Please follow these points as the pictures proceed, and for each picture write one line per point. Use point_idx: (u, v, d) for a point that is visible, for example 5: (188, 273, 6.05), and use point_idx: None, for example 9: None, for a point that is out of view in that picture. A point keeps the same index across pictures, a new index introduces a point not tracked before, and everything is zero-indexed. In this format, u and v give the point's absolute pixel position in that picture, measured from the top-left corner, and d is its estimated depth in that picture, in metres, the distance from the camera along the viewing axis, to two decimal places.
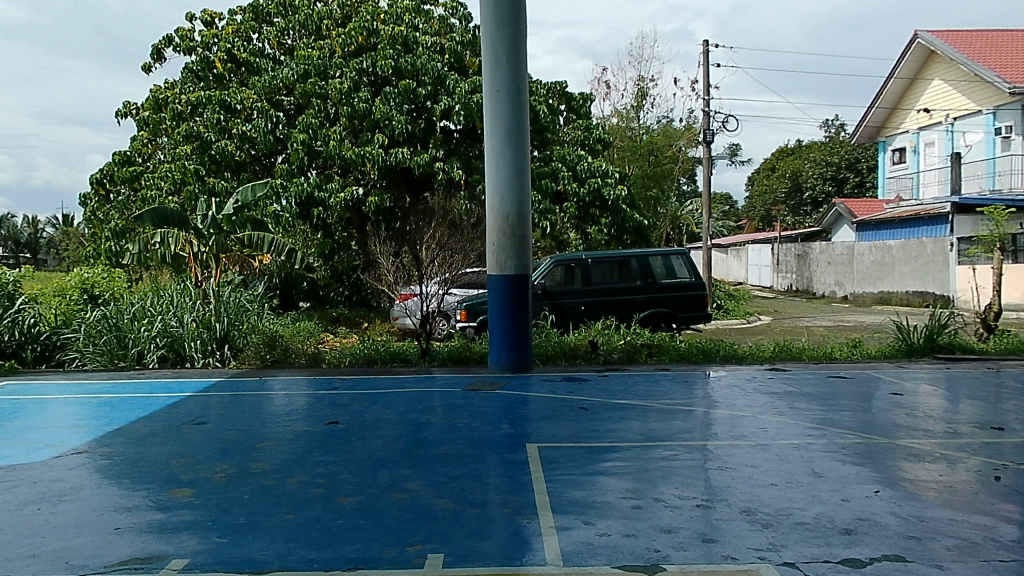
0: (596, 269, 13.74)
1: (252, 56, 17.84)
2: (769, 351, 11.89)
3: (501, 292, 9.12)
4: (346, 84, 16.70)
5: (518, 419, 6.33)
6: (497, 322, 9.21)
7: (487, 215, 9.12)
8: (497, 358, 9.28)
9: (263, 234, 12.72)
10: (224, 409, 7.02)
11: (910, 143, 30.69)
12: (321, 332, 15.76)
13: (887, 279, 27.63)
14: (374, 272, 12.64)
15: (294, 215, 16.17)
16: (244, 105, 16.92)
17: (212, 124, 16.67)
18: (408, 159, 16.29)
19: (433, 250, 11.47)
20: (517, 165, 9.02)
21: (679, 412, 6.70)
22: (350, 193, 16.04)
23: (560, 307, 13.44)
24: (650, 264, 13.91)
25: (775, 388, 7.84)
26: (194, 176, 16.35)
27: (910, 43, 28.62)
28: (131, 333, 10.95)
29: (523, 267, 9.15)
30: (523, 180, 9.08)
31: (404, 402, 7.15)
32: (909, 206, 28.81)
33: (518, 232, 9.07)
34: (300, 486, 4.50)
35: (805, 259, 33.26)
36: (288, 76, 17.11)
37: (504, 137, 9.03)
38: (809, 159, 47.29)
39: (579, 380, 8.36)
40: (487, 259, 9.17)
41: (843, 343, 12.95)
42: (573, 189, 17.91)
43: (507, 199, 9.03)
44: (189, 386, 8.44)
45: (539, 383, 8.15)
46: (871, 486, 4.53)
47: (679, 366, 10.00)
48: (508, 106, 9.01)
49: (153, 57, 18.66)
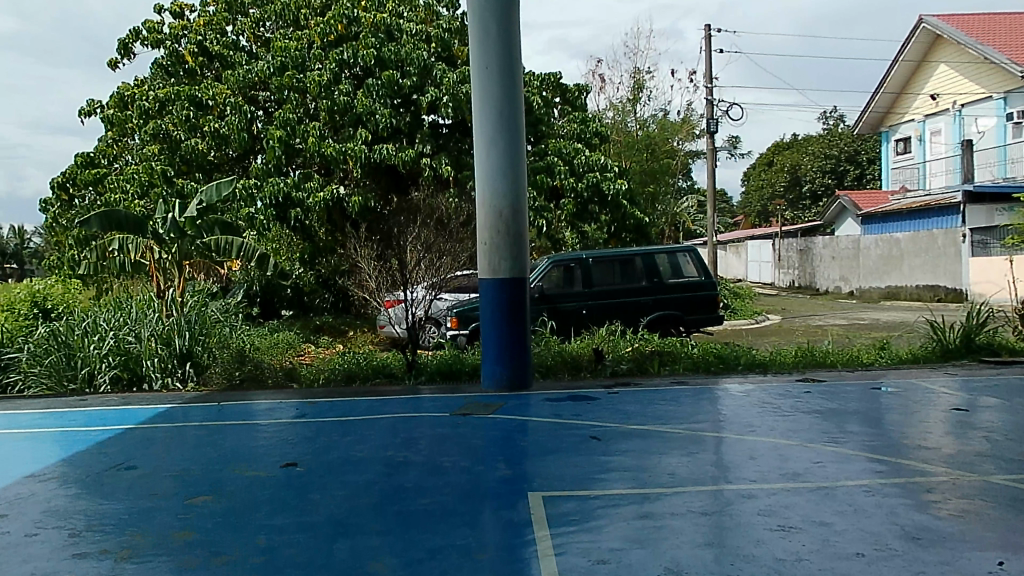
0: (597, 269, 12.65)
1: (225, 48, 16.66)
2: (791, 355, 10.78)
3: (496, 300, 7.97)
4: (325, 76, 15.59)
5: (518, 455, 5.22)
6: (491, 332, 8.05)
7: (477, 210, 7.99)
8: (491, 374, 8.14)
9: (231, 238, 11.53)
10: (163, 447, 5.85)
11: (915, 132, 29.80)
12: (300, 344, 14.69)
13: (895, 273, 26.68)
14: (355, 278, 11.48)
15: (270, 217, 15.01)
16: (216, 101, 15.75)
17: (180, 121, 15.56)
18: (393, 155, 15.18)
19: (419, 252, 10.30)
20: (510, 153, 7.90)
21: (711, 440, 5.57)
22: (331, 191, 14.98)
23: (558, 311, 12.36)
24: (656, 263, 12.80)
25: (814, 405, 6.72)
26: (162, 178, 15.22)
27: (915, 28, 27.69)
28: (81, 352, 9.80)
29: (519, 269, 8.01)
30: (518, 172, 7.96)
31: (379, 432, 6.02)
32: (917, 196, 27.80)
33: (513, 229, 7.94)
34: (230, 571, 3.38)
35: (807, 255, 32.25)
36: (264, 69, 15.87)
37: (494, 121, 7.90)
38: (808, 152, 46.35)
39: (585, 398, 7.24)
40: (478, 260, 8.04)
41: (868, 345, 11.86)
42: (570, 184, 16.79)
43: (501, 191, 7.90)
44: (134, 415, 7.25)
45: (540, 404, 7.03)
46: (987, 553, 3.41)
47: (696, 377, 8.90)
48: (499, 85, 7.89)
49: (120, 52, 17.45)
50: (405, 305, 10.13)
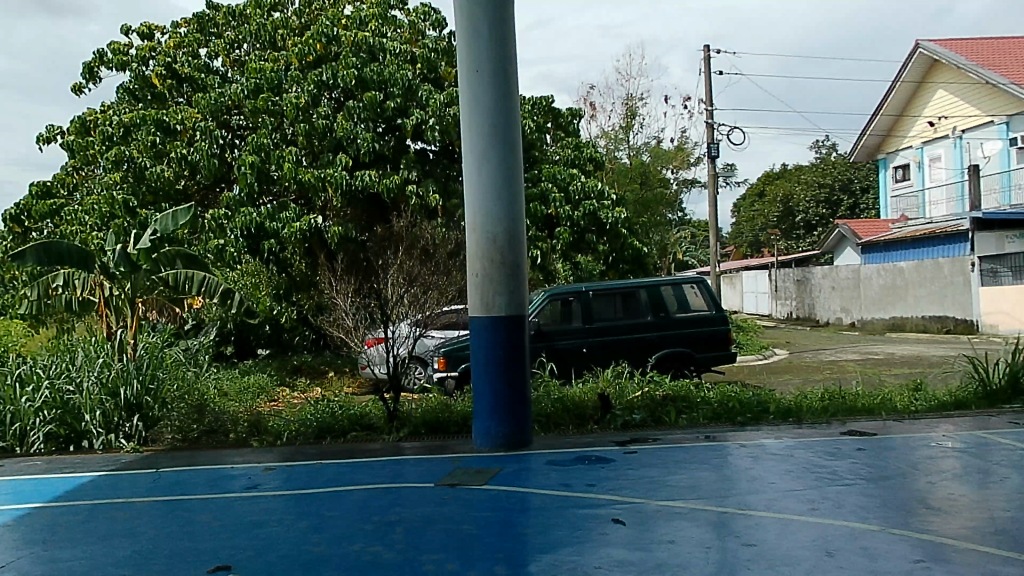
0: (598, 302, 11.55)
1: (196, 71, 15.60)
2: (817, 399, 9.63)
3: (490, 344, 6.80)
4: (303, 98, 14.54)
5: (522, 553, 4.03)
6: (483, 380, 6.85)
7: (467, 237, 6.87)
8: (485, 431, 6.90)
9: (193, 272, 10.26)
10: (68, 540, 4.60)
11: (912, 159, 29.21)
12: (275, 388, 13.53)
13: (899, 304, 25.77)
14: (331, 316, 10.27)
15: (241, 250, 13.84)
16: (184, 125, 14.63)
17: (145, 147, 14.37)
18: (375, 182, 14.11)
19: (401, 287, 9.14)
20: (506, 170, 6.81)
21: (763, 522, 4.42)
22: (308, 221, 13.83)
23: (557, 351, 11.23)
24: (661, 296, 11.70)
25: (876, 469, 5.60)
26: (123, 208, 14.03)
27: (912, 53, 27.12)
28: (11, 404, 8.55)
29: (517, 305, 6.86)
30: (515, 191, 6.86)
31: (344, 514, 4.82)
32: (918, 224, 27.11)
33: (509, 258, 6.81)
34: None
35: (805, 285, 31.31)
36: (237, 92, 14.82)
37: (487, 132, 6.83)
38: (801, 182, 45.68)
39: (597, 460, 6.07)
40: (469, 295, 6.89)
41: (898, 384, 10.75)
42: (566, 212, 15.74)
43: (495, 214, 6.79)
44: (52, 488, 6.01)
45: (544, 469, 5.85)
46: None
47: (720, 428, 7.76)
48: (492, 91, 6.83)
49: (85, 76, 16.34)
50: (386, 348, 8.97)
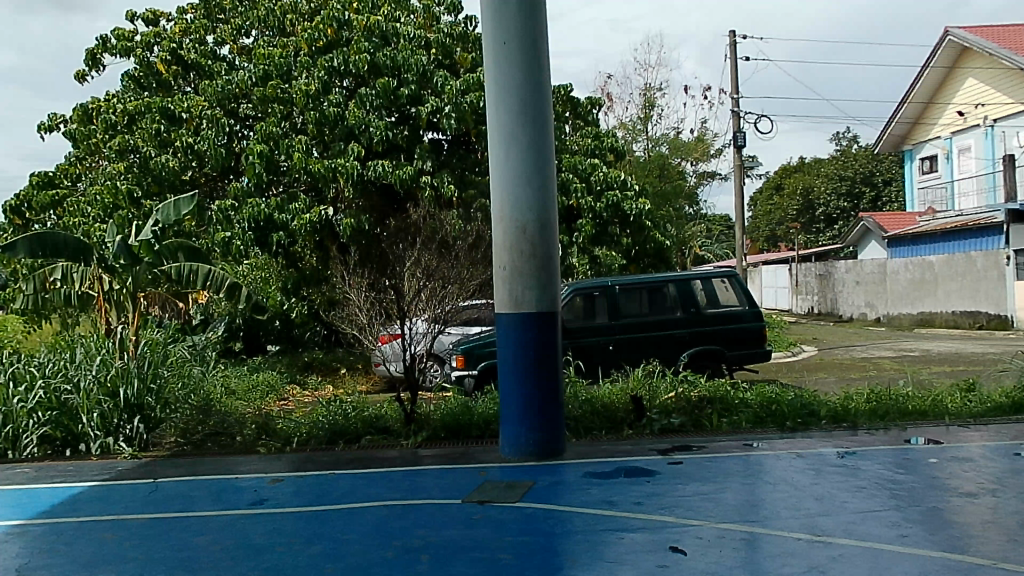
0: (624, 297, 10.92)
1: (203, 57, 15.06)
2: (864, 400, 8.97)
3: (518, 344, 6.19)
4: (313, 85, 13.98)
5: None
6: (510, 382, 6.23)
7: (493, 226, 6.26)
8: (512, 438, 6.27)
9: (197, 265, 9.65)
10: (47, 567, 4.05)
11: (941, 150, 28.43)
12: (285, 387, 13.01)
13: (928, 298, 24.97)
14: (341, 312, 9.66)
15: (248, 243, 13.32)
16: (190, 114, 14.11)
17: (149, 136, 13.92)
18: (389, 172, 13.51)
19: (417, 280, 8.53)
20: (536, 152, 6.19)
21: (847, 553, 3.80)
22: (318, 212, 13.30)
23: (582, 349, 10.65)
24: (691, 290, 11.04)
25: (959, 485, 4.96)
26: (127, 199, 13.54)
27: (941, 40, 26.23)
28: (3, 405, 8.00)
29: (548, 301, 6.23)
30: (547, 176, 6.23)
31: (360, 538, 4.24)
32: (947, 217, 26.32)
33: (540, 249, 6.20)
34: None
35: (827, 280, 30.51)
36: (244, 79, 14.33)
37: (516, 111, 6.20)
38: (822, 174, 44.73)
39: (641, 473, 5.46)
40: (496, 289, 6.28)
41: (948, 384, 10.05)
42: (587, 203, 15.08)
43: (524, 202, 6.17)
44: (37, 500, 5.47)
45: (582, 483, 5.24)
46: None
47: (766, 433, 7.13)
48: (521, 65, 6.20)
49: (88, 63, 15.85)
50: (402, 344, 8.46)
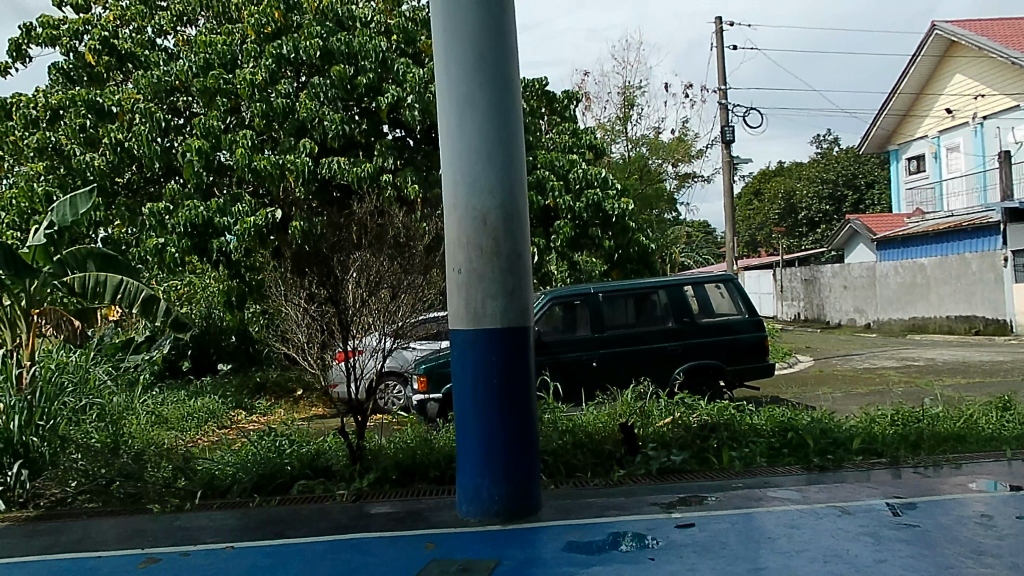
0: (608, 306, 9.60)
1: (139, 46, 13.55)
2: (890, 423, 7.68)
3: (480, 373, 4.77)
4: (260, 75, 12.57)
5: None
6: (468, 417, 4.81)
7: (445, 216, 4.88)
8: (472, 491, 4.83)
9: (105, 275, 8.35)
10: None
11: (927, 149, 27.58)
12: (229, 412, 11.55)
13: (920, 303, 23.96)
14: (274, 328, 8.19)
15: (184, 250, 11.92)
16: (121, 107, 12.58)
17: (74, 132, 12.46)
18: (344, 170, 12.11)
19: (364, 290, 7.12)
20: (499, 121, 4.82)
21: None
22: (264, 214, 11.84)
23: (562, 366, 9.28)
24: (683, 298, 9.74)
25: None
26: (44, 201, 12.08)
27: (927, 36, 25.33)
28: None
29: (517, 313, 4.82)
30: (512, 150, 4.86)
31: None
32: (937, 218, 25.38)
33: (504, 245, 4.81)
34: None
35: (813, 284, 29.44)
36: (184, 69, 12.84)
37: (472, 68, 4.81)
38: (803, 178, 43.89)
39: (639, 543, 4.10)
40: (450, 298, 4.88)
41: (979, 402, 8.78)
42: (566, 203, 13.73)
43: (484, 184, 4.79)
44: None
45: (563, 559, 3.89)
46: None
47: (788, 471, 5.83)
48: (477, 7, 4.80)
49: (12, 55, 14.30)
50: (347, 386, 7.23)
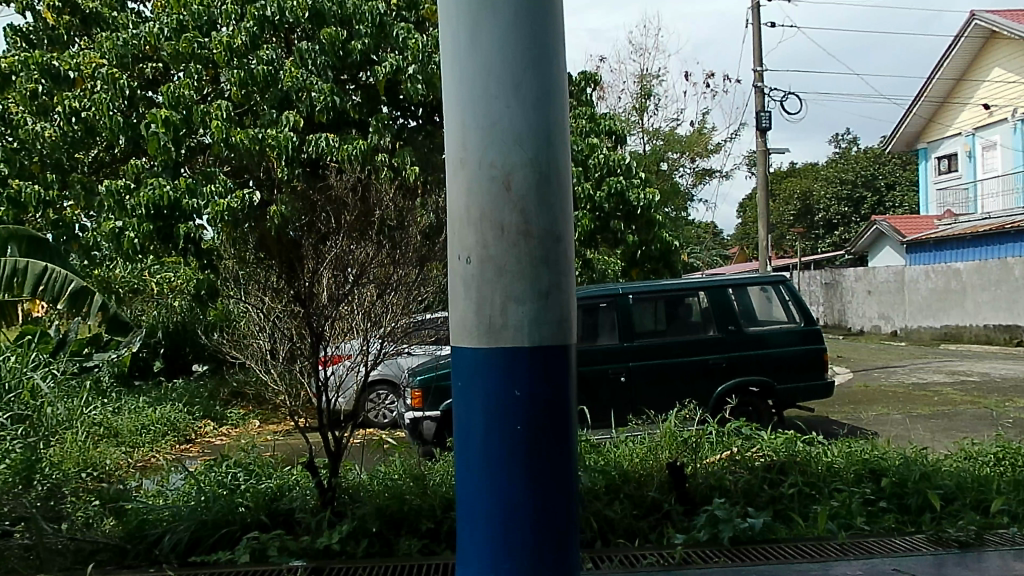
0: (638, 311, 8.05)
1: (106, 7, 11.93)
2: (1001, 463, 6.12)
3: (496, 415, 3.15)
4: (238, 38, 11.01)
5: None
6: (476, 476, 3.20)
7: (449, 177, 3.26)
8: None
9: None
10: None
11: (961, 147, 26.03)
12: (194, 423, 10.03)
13: (953, 310, 22.38)
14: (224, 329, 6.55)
15: (146, 236, 10.41)
16: (81, 73, 11.11)
17: (25, 99, 10.94)
18: (334, 148, 10.57)
19: (342, 285, 5.48)
20: (533, 33, 3.13)
21: None
22: (241, 196, 10.33)
23: (586, 383, 7.73)
24: (726, 302, 8.17)
25: None
26: None
27: (966, 26, 23.69)
28: None
29: (553, 323, 3.19)
30: (552, 77, 3.18)
31: None
32: (972, 221, 23.84)
33: (536, 221, 3.18)
34: None
35: (834, 289, 27.83)
36: (154, 31, 11.32)
37: None
38: (821, 177, 42.26)
39: None
40: (454, 297, 3.27)
41: None
42: (585, 191, 12.19)
43: (508, 131, 3.13)
44: None
45: None
46: None
47: (909, 545, 4.28)
48: None
49: None
50: (318, 404, 5.52)
